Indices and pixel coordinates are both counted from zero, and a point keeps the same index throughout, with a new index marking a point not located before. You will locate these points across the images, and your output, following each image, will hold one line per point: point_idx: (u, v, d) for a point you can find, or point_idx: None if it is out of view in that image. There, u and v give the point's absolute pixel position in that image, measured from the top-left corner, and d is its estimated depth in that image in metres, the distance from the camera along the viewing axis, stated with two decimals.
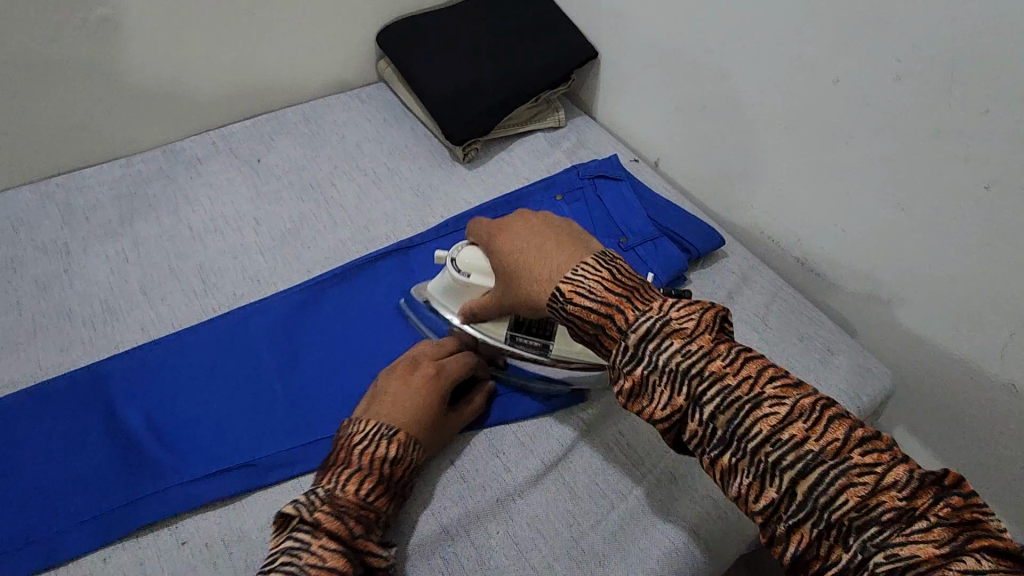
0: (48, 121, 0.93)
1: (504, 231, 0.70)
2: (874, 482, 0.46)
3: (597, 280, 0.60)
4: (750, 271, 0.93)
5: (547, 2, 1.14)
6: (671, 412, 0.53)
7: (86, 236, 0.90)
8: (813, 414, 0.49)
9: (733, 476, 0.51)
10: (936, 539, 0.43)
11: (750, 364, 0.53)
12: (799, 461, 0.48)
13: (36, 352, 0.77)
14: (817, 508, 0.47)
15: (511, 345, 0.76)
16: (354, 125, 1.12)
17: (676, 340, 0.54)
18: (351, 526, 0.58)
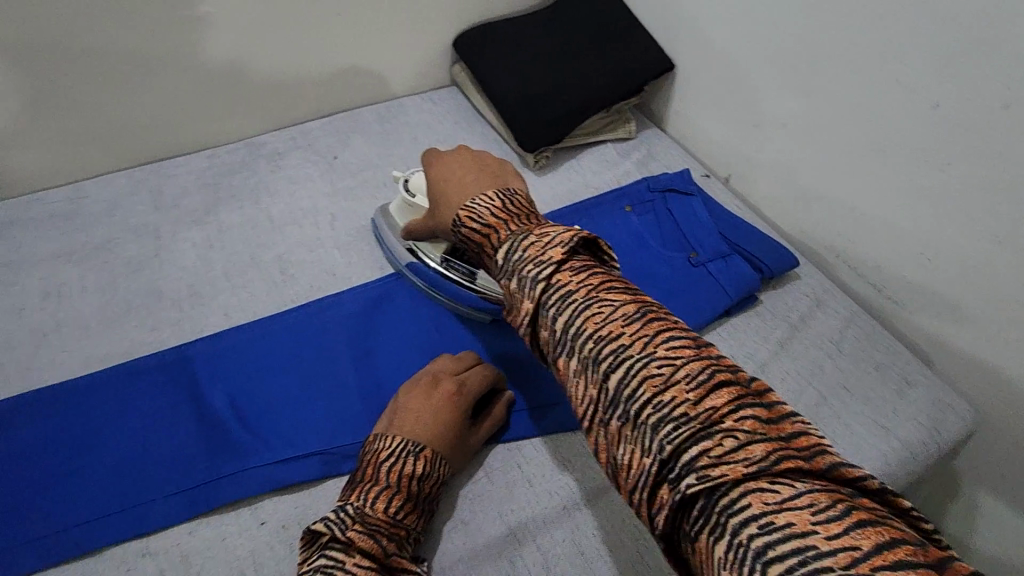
0: (148, 110, 0.99)
1: (436, 160, 0.76)
2: (683, 386, 0.46)
3: (490, 207, 0.65)
4: (825, 295, 0.91)
5: (625, 12, 1.15)
6: (523, 317, 0.57)
7: (175, 221, 0.95)
8: (639, 319, 0.51)
9: (569, 377, 0.53)
10: (751, 457, 0.42)
11: (594, 277, 0.56)
12: (615, 358, 0.50)
13: (129, 328, 0.82)
14: (623, 404, 0.48)
15: (445, 270, 0.84)
16: (428, 127, 1.15)
17: (532, 251, 0.58)
18: (384, 545, 0.57)
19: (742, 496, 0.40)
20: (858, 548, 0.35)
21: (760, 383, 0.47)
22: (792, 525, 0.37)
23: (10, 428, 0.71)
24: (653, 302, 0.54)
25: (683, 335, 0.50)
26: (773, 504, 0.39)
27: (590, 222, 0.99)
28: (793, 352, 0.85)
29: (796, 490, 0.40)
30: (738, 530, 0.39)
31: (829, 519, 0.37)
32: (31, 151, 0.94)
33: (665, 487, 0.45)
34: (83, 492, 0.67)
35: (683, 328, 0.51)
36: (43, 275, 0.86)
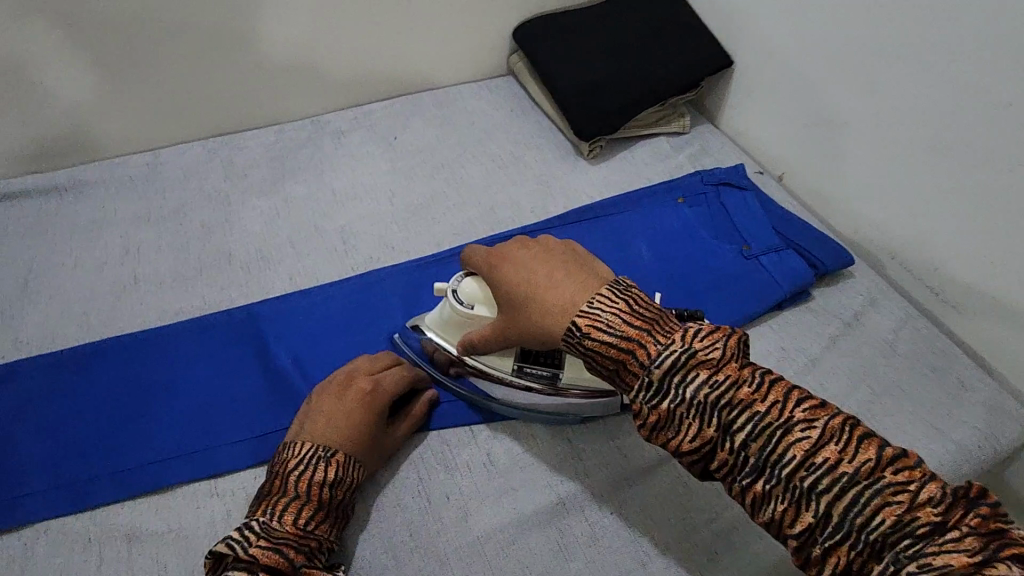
0: (223, 85, 1.03)
1: (507, 261, 0.67)
2: (906, 500, 0.45)
3: (613, 312, 0.58)
4: (879, 294, 0.90)
5: (684, 8, 1.15)
6: (699, 442, 0.53)
7: (244, 190, 0.99)
8: (842, 433, 0.49)
9: (767, 504, 0.50)
10: (967, 548, 0.42)
11: (776, 388, 0.52)
12: (834, 485, 0.47)
13: (201, 287, 0.86)
14: (854, 532, 0.46)
15: (517, 377, 0.71)
16: (484, 113, 1.17)
17: (702, 371, 0.53)
18: (291, 557, 0.55)
19: None
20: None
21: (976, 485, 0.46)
22: None
23: (93, 368, 0.76)
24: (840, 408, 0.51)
25: (889, 445, 0.47)
26: None
27: (641, 211, 1.00)
28: (844, 349, 0.85)
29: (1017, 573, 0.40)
30: None
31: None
32: (114, 118, 0.99)
33: None
34: (160, 433, 0.71)
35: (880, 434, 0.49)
36: (124, 233, 0.92)
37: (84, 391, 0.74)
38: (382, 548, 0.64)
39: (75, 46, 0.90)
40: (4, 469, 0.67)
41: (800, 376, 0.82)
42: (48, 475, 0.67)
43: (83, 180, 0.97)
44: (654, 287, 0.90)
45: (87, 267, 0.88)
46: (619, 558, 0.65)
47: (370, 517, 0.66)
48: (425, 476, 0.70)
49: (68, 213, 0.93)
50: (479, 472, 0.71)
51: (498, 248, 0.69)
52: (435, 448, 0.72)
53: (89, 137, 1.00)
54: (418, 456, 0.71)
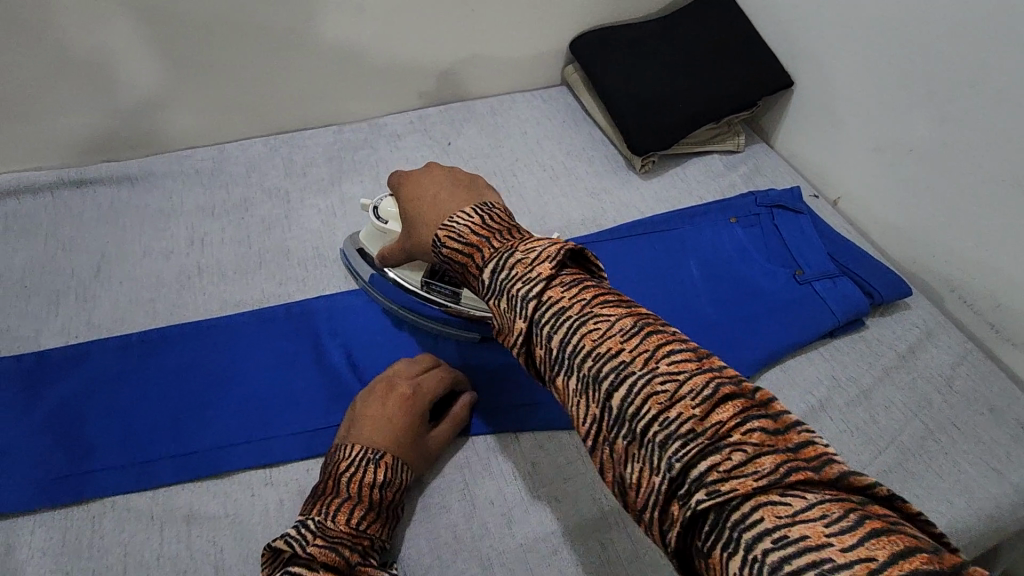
0: (288, 86, 1.06)
1: (412, 181, 0.70)
2: (689, 400, 0.40)
3: (467, 224, 0.58)
4: (937, 328, 0.88)
5: (746, 26, 1.14)
6: (513, 336, 0.50)
7: (303, 188, 1.03)
8: (633, 329, 0.44)
9: (566, 399, 0.47)
10: (759, 470, 0.37)
11: (584, 287, 0.48)
12: (614, 377, 0.43)
13: (260, 281, 0.90)
14: (626, 422, 0.42)
15: (425, 291, 0.80)
16: (538, 123, 1.18)
17: (518, 267, 0.51)
18: (346, 556, 0.56)
19: (755, 512, 0.36)
20: (875, 560, 0.31)
21: (765, 392, 0.41)
22: (806, 539, 0.33)
23: (158, 354, 0.79)
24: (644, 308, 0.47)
25: (682, 343, 0.43)
26: (787, 517, 0.35)
27: (692, 229, 0.99)
28: (898, 381, 0.84)
29: (809, 501, 0.35)
30: (751, 544, 0.35)
31: (843, 529, 0.33)
32: (182, 114, 1.03)
33: (675, 504, 0.39)
34: (219, 420, 0.73)
35: (681, 335, 0.45)
36: (189, 224, 0.96)
37: (149, 376, 0.77)
38: (429, 549, 0.66)
39: (150, 42, 0.93)
40: (76, 445, 0.71)
41: (852, 406, 0.81)
42: (116, 453, 0.70)
43: (152, 171, 1.01)
44: (704, 307, 0.90)
45: (154, 255, 0.92)
46: None
47: (417, 516, 0.68)
48: (472, 480, 0.71)
49: (137, 202, 0.98)
50: (525, 479, 0.71)
51: (413, 171, 0.73)
52: (481, 454, 0.73)
53: (158, 131, 1.04)
54: (464, 461, 0.73)
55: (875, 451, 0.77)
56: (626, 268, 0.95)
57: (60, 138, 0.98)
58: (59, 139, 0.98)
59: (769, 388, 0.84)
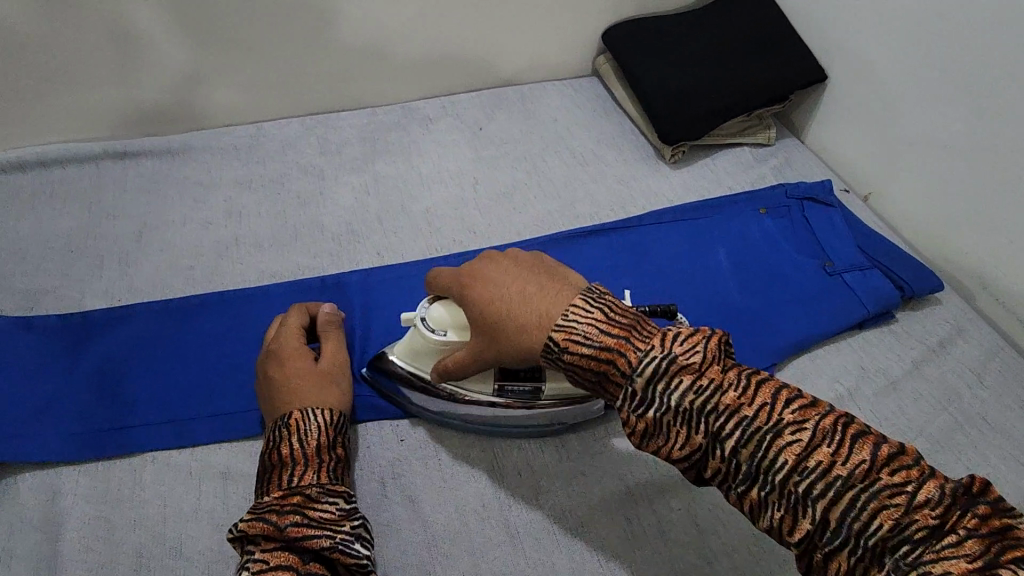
0: (324, 67, 1.07)
1: (483, 280, 0.64)
2: (908, 504, 0.43)
3: (589, 321, 0.56)
4: (967, 324, 0.88)
5: (782, 19, 1.13)
6: (689, 449, 0.50)
7: (337, 167, 1.05)
8: (834, 435, 0.46)
9: (763, 512, 0.48)
10: (971, 556, 0.40)
11: (762, 389, 0.50)
12: (829, 490, 0.45)
13: (296, 254, 0.92)
14: (850, 536, 0.44)
15: (499, 397, 0.69)
16: (567, 111, 1.19)
17: (684, 376, 0.51)
18: (276, 520, 0.55)
19: None
20: None
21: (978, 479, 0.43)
22: None
23: (196, 319, 0.81)
24: (832, 405, 0.48)
25: (886, 445, 0.45)
26: None
27: (722, 218, 1.00)
28: (927, 375, 0.84)
29: None
30: None
31: None
32: (223, 90, 1.04)
33: None
34: (254, 384, 0.75)
35: (877, 432, 0.47)
36: (227, 197, 0.98)
37: (186, 340, 0.79)
38: (456, 515, 0.67)
39: (192, 21, 0.94)
40: (117, 402, 0.73)
41: (878, 397, 0.82)
42: (156, 411, 0.73)
43: (192, 145, 1.04)
44: (733, 295, 0.90)
45: (193, 225, 0.94)
46: (688, 554, 0.66)
47: (446, 483, 0.69)
48: (500, 452, 0.72)
49: (178, 175, 1.00)
50: (551, 453, 0.72)
51: (470, 267, 0.67)
52: (509, 428, 0.74)
53: (198, 107, 1.05)
54: (493, 433, 0.74)
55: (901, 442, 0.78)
56: (655, 254, 0.95)
57: (102, 111, 1.00)
58: (101, 112, 1.00)
59: (796, 375, 0.84)
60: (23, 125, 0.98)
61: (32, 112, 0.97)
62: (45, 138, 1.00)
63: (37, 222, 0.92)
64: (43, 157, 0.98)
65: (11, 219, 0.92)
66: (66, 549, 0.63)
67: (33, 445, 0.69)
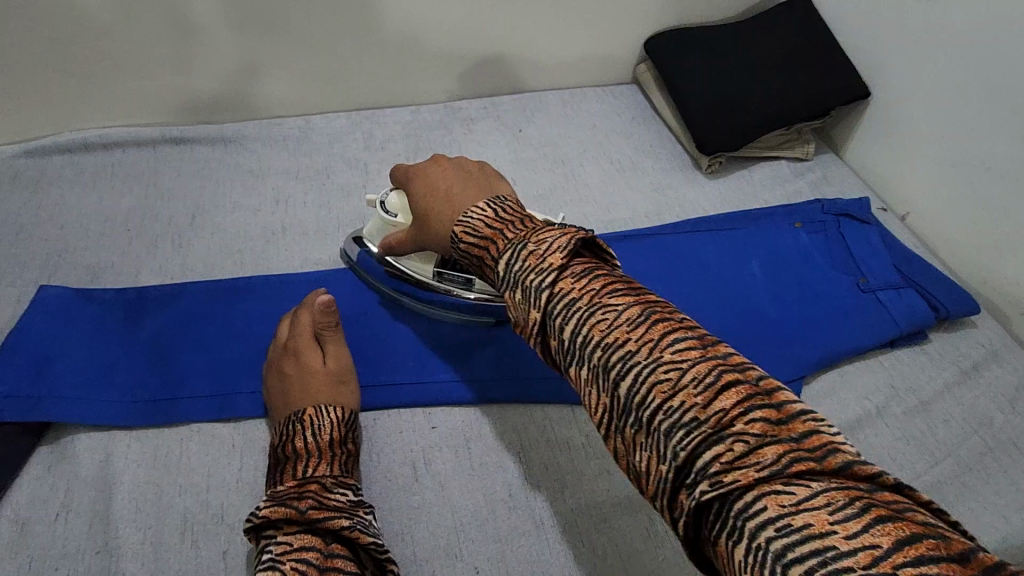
0: (372, 65, 1.11)
1: (422, 176, 0.74)
2: (699, 391, 0.43)
3: (482, 217, 0.63)
4: (1002, 348, 0.88)
5: (827, 35, 1.13)
6: (529, 326, 0.53)
7: (381, 161, 1.08)
8: (644, 320, 0.47)
9: (579, 388, 0.49)
10: (762, 461, 0.39)
11: (597, 280, 0.51)
12: (622, 366, 0.46)
13: (338, 244, 0.96)
14: (633, 411, 0.45)
15: (439, 282, 0.81)
16: (606, 117, 1.21)
17: (531, 261, 0.55)
18: (296, 505, 0.59)
19: (758, 501, 0.38)
20: (878, 547, 0.33)
21: None
22: (809, 527, 0.35)
23: (244, 300, 0.85)
24: (653, 299, 0.50)
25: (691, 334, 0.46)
26: (790, 507, 0.36)
27: (757, 230, 1.00)
28: (959, 397, 0.84)
29: (814, 490, 0.37)
30: (755, 532, 0.37)
31: (847, 517, 0.35)
32: (273, 82, 1.08)
33: (681, 492, 0.42)
34: None
35: (690, 325, 0.47)
36: (276, 186, 1.02)
37: (231, 319, 0.83)
38: (484, 503, 0.69)
39: (252, 14, 0.99)
40: (168, 374, 0.77)
41: (907, 416, 0.82)
42: (202, 386, 0.76)
43: (244, 134, 1.08)
44: (764, 306, 0.91)
45: (243, 211, 0.98)
46: None
47: (475, 472, 0.72)
48: (527, 445, 0.74)
49: (229, 162, 1.05)
50: (578, 450, 0.74)
51: (420, 166, 0.76)
52: (538, 422, 0.76)
53: (250, 98, 1.09)
54: (522, 426, 0.76)
55: (931, 462, 0.78)
56: (686, 262, 0.96)
57: (163, 98, 1.05)
58: (161, 99, 1.05)
59: (824, 389, 0.84)
60: (88, 108, 1.03)
61: (97, 96, 1.02)
62: (108, 121, 1.06)
63: (99, 199, 0.98)
64: (105, 139, 1.03)
65: (75, 196, 0.98)
66: (118, 510, 0.67)
67: (91, 409, 0.73)
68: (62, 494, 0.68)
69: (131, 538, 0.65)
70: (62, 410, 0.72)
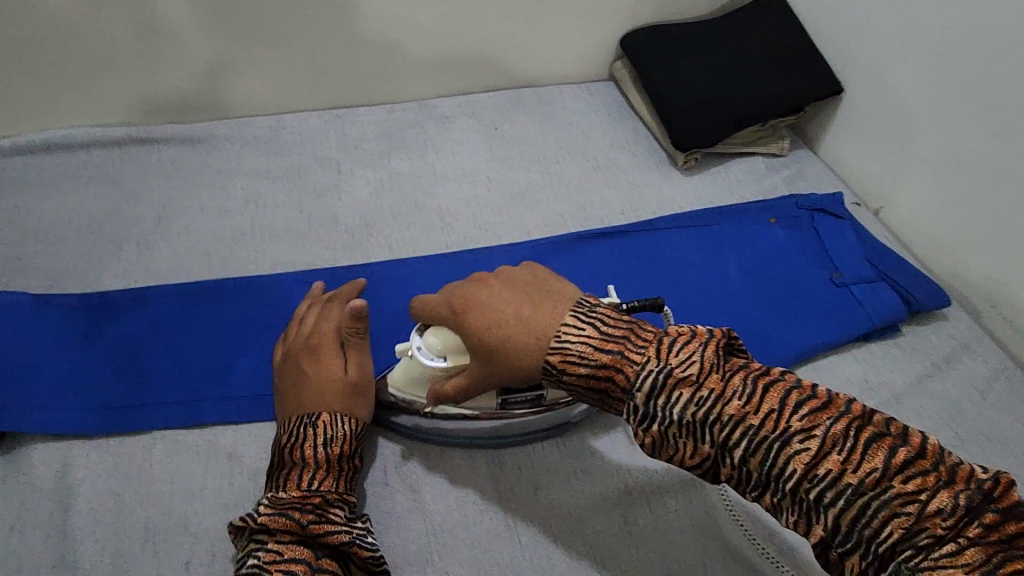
0: (346, 63, 1.09)
1: (472, 306, 0.62)
2: (920, 512, 0.44)
3: (583, 342, 0.55)
4: (973, 340, 0.89)
5: (800, 31, 1.13)
6: (700, 458, 0.51)
7: (354, 161, 1.06)
8: (844, 442, 0.47)
9: (780, 513, 0.49)
10: (983, 569, 0.41)
11: (769, 395, 0.50)
12: (839, 498, 0.46)
13: (309, 245, 0.94)
14: (863, 543, 0.45)
15: (504, 409, 0.68)
16: (583, 114, 1.20)
17: (685, 389, 0.51)
18: (299, 516, 0.58)
19: None
20: None
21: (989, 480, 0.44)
22: None
23: (211, 304, 0.83)
24: (836, 407, 0.49)
25: (896, 450, 0.46)
26: None
27: (732, 225, 1.00)
28: (931, 390, 0.84)
29: None
30: None
31: None
32: (243, 81, 1.06)
33: None
34: (261, 370, 0.77)
35: (886, 432, 0.47)
36: (245, 186, 1.00)
37: (198, 324, 0.81)
38: (455, 507, 0.68)
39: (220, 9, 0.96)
40: (131, 381, 0.75)
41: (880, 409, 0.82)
42: (166, 392, 0.74)
43: (213, 134, 1.06)
44: (739, 301, 0.91)
45: (212, 212, 0.96)
46: (685, 553, 0.67)
47: (446, 475, 0.70)
48: (500, 447, 0.73)
49: (198, 162, 1.02)
50: (551, 450, 0.73)
51: (454, 294, 0.64)
52: None
53: (219, 97, 1.07)
54: None
55: None
56: (661, 259, 0.96)
57: (129, 98, 1.02)
58: (128, 99, 1.03)
59: None
60: (50, 107, 1.00)
61: (59, 94, 0.99)
62: (72, 121, 1.03)
63: (62, 201, 0.95)
64: (69, 140, 1.00)
65: (37, 198, 0.95)
66: (76, 521, 0.65)
67: (52, 418, 0.71)
68: (18, 506, 0.66)
69: (89, 550, 0.63)
70: (19, 420, 0.70)
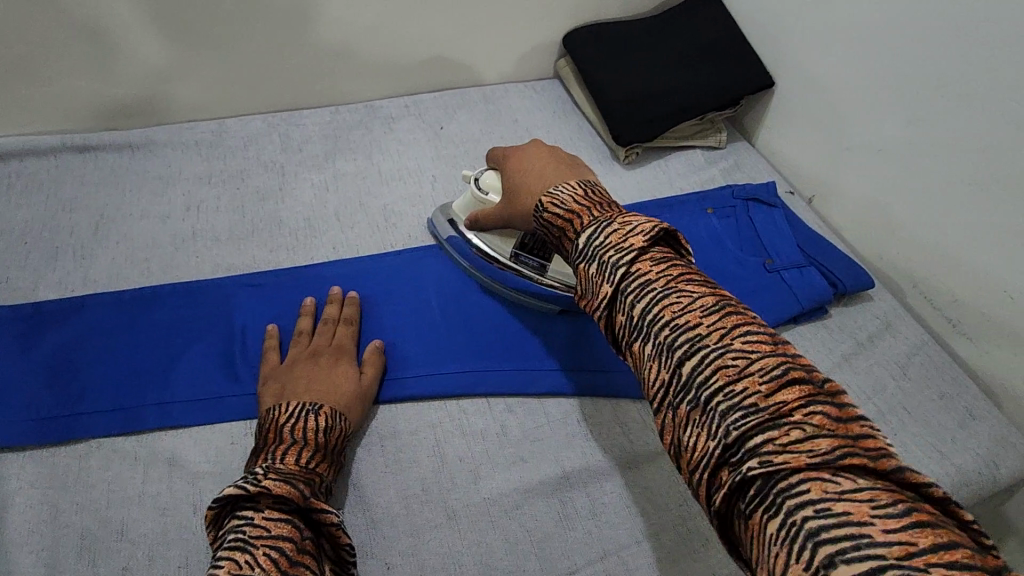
0: (287, 66, 1.08)
1: (518, 157, 0.78)
2: (760, 377, 0.46)
3: (571, 194, 0.66)
4: (896, 319, 0.93)
5: (733, 27, 1.17)
6: (598, 299, 0.57)
7: (298, 163, 1.06)
8: (715, 309, 0.51)
9: (641, 363, 0.53)
10: (816, 450, 0.42)
11: (673, 268, 0.55)
12: (691, 347, 0.50)
13: (253, 248, 0.94)
14: (697, 391, 0.48)
15: (514, 263, 0.86)
16: (528, 111, 1.22)
17: (614, 237, 0.59)
18: (299, 488, 0.58)
19: (802, 481, 0.41)
20: (916, 544, 0.36)
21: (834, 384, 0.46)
22: (848, 513, 0.38)
23: (149, 310, 0.83)
24: (727, 295, 0.53)
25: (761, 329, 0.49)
26: (832, 492, 0.40)
27: (671, 216, 1.04)
28: (856, 367, 0.88)
29: (859, 485, 0.40)
30: (793, 509, 0.40)
31: (889, 514, 0.38)
32: (181, 85, 1.05)
33: (726, 470, 0.45)
34: (201, 374, 0.77)
35: (761, 324, 0.51)
36: (186, 191, 1.00)
37: (136, 330, 0.81)
38: (397, 499, 0.70)
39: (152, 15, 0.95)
40: (66, 390, 0.74)
41: None
42: (102, 399, 0.74)
43: (152, 140, 1.04)
44: None
45: (152, 219, 0.95)
46: (620, 532, 0.69)
47: (388, 468, 0.72)
48: (442, 438, 0.75)
49: (137, 170, 1.01)
50: (492, 440, 0.75)
51: (515, 146, 0.80)
52: (454, 416, 0.77)
53: (156, 103, 1.05)
54: (437, 421, 0.76)
55: None
56: None
57: (62, 105, 1.01)
58: (62, 107, 1.01)
59: None
60: None
61: None
62: (2, 130, 1.00)
63: None
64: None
65: None
66: (8, 535, 0.64)
67: None
68: None
69: (22, 561, 0.63)
70: None
